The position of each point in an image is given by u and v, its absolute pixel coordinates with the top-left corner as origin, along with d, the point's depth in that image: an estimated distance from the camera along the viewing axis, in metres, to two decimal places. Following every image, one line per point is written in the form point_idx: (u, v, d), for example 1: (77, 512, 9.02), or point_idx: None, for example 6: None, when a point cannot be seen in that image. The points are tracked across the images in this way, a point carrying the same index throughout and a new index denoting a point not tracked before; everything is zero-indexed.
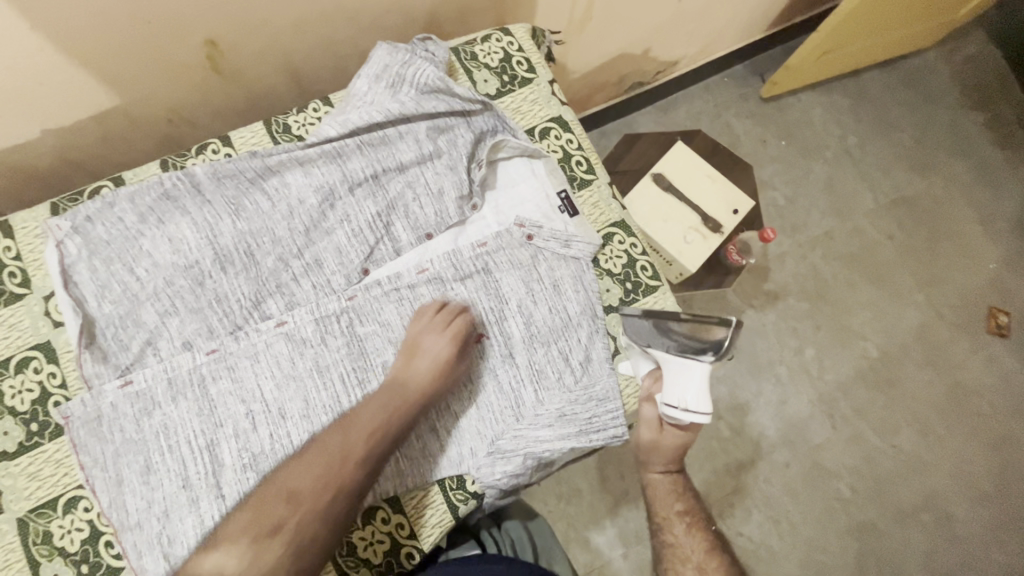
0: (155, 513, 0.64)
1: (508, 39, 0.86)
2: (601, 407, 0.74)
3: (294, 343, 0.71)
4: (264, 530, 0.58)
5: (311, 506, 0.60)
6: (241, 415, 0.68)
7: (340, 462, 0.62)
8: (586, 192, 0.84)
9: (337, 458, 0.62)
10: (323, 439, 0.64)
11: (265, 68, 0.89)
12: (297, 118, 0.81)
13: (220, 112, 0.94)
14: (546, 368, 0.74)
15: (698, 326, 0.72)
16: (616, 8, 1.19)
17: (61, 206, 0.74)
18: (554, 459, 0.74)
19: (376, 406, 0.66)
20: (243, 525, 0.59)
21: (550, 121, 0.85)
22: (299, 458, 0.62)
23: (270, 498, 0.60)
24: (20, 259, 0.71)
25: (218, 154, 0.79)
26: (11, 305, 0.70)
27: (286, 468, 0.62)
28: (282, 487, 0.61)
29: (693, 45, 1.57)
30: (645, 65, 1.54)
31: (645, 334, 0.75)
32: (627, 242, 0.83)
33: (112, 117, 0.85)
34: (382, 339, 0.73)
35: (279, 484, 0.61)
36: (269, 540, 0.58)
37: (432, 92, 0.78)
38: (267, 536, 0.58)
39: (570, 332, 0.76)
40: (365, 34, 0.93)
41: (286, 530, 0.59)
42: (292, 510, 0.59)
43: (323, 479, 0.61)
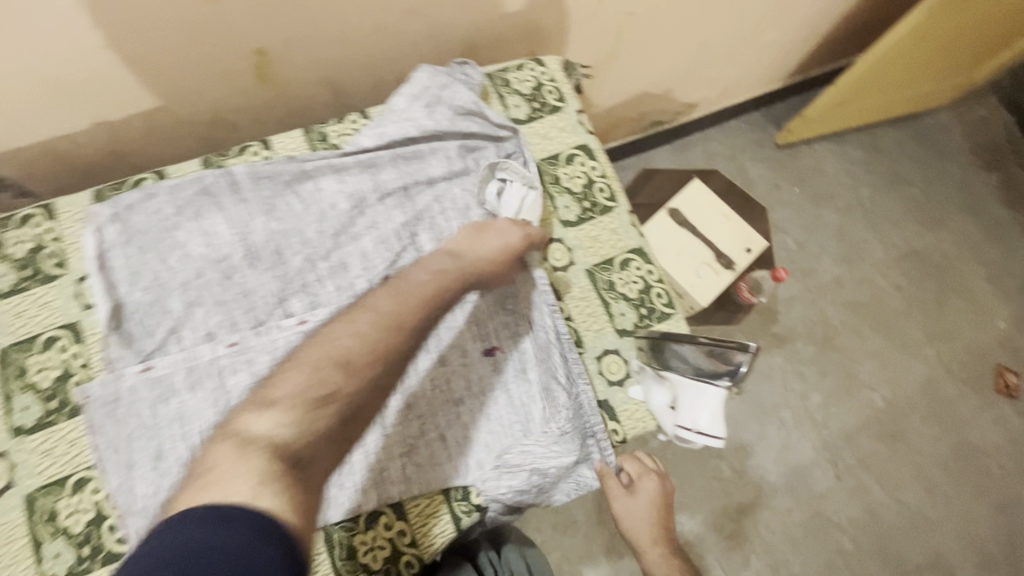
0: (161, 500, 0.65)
1: (540, 69, 0.89)
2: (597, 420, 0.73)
3: None
4: (325, 395, 0.53)
5: (354, 381, 0.55)
6: None
7: (386, 336, 0.59)
8: (606, 218, 0.83)
9: (377, 328, 0.59)
10: (370, 306, 0.61)
11: (307, 79, 0.94)
12: (335, 128, 0.85)
13: (259, 119, 0.98)
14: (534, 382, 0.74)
15: (716, 351, 0.79)
16: (641, 47, 1.24)
17: (103, 193, 0.77)
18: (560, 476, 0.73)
19: (434, 276, 0.67)
20: (298, 383, 0.53)
21: (575, 148, 0.85)
22: (351, 326, 0.59)
23: (325, 363, 0.55)
24: (59, 241, 0.74)
25: (257, 155, 0.82)
26: (46, 285, 0.72)
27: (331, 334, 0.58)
28: (326, 351, 0.57)
29: (711, 88, 1.63)
30: (665, 105, 1.59)
31: (665, 356, 0.77)
32: (644, 269, 0.81)
33: (158, 115, 0.89)
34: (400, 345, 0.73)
35: (334, 341, 0.58)
36: (318, 412, 0.52)
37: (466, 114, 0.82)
38: (315, 410, 0.52)
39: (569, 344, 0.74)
40: (403, 54, 0.97)
41: (339, 399, 0.54)
42: (346, 380, 0.55)
43: (374, 351, 0.58)
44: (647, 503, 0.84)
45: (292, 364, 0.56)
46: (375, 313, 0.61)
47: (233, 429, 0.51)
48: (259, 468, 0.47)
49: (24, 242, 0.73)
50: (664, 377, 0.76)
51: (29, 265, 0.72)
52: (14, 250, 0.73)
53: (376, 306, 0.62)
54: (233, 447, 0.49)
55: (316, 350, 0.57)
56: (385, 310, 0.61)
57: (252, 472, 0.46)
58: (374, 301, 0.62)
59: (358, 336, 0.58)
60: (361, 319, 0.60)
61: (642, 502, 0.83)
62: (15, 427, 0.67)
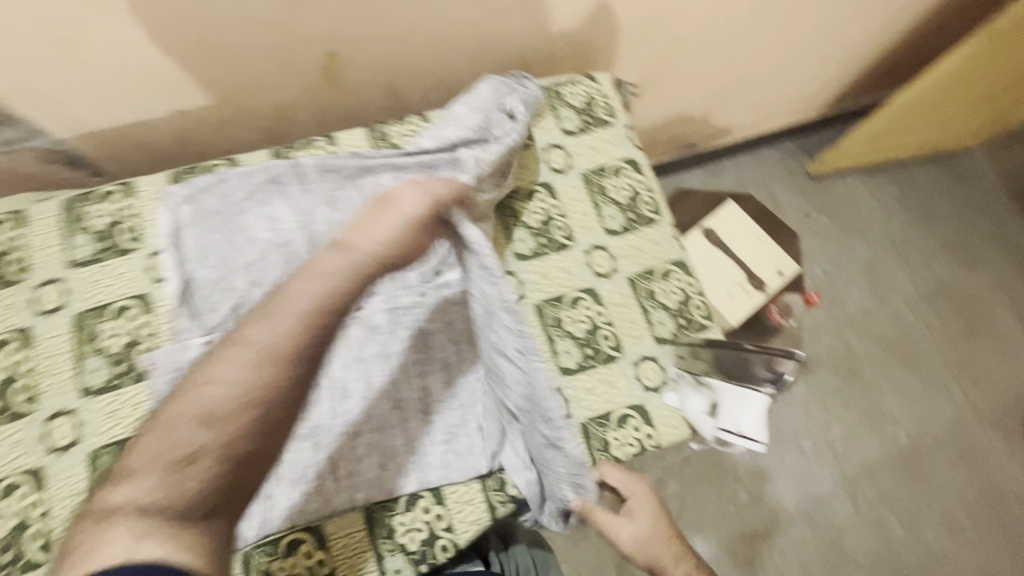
0: None
1: (593, 85, 0.92)
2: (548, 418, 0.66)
3: (365, 329, 0.73)
4: (189, 456, 0.52)
5: (229, 428, 0.53)
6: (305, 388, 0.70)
7: (269, 386, 0.54)
8: (650, 229, 0.85)
9: (252, 369, 0.54)
10: (249, 338, 0.56)
11: (368, 81, 0.99)
12: (397, 129, 0.90)
13: (319, 116, 1.03)
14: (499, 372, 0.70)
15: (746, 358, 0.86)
16: (685, 69, 1.28)
17: (179, 176, 0.82)
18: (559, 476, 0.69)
19: (323, 283, 0.59)
20: (156, 445, 0.53)
21: (622, 161, 0.88)
22: (214, 374, 0.54)
23: (199, 410, 0.53)
24: (136, 217, 0.79)
25: (322, 149, 0.87)
26: (121, 257, 0.77)
27: (212, 371, 0.55)
28: (196, 398, 0.54)
29: (747, 115, 1.66)
30: (701, 128, 1.62)
31: (696, 364, 0.82)
32: (685, 281, 0.83)
33: (229, 107, 0.94)
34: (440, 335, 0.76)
35: (215, 383, 0.54)
36: (189, 465, 0.52)
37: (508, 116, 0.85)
38: (183, 467, 0.52)
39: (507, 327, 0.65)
40: (459, 63, 1.02)
41: (203, 455, 0.52)
42: (213, 433, 0.53)
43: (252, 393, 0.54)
44: (648, 515, 0.74)
45: (171, 404, 0.55)
46: (253, 350, 0.55)
47: (103, 499, 0.51)
48: (133, 531, 0.48)
49: (104, 216, 0.78)
50: (700, 384, 0.81)
51: (107, 238, 0.77)
52: (94, 223, 0.78)
53: (253, 342, 0.55)
54: (106, 520, 0.49)
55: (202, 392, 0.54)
56: (252, 357, 0.54)
57: (130, 529, 0.48)
58: (250, 336, 0.55)
59: (221, 385, 0.54)
60: (240, 355, 0.55)
61: (643, 521, 0.73)
62: (85, 388, 0.72)
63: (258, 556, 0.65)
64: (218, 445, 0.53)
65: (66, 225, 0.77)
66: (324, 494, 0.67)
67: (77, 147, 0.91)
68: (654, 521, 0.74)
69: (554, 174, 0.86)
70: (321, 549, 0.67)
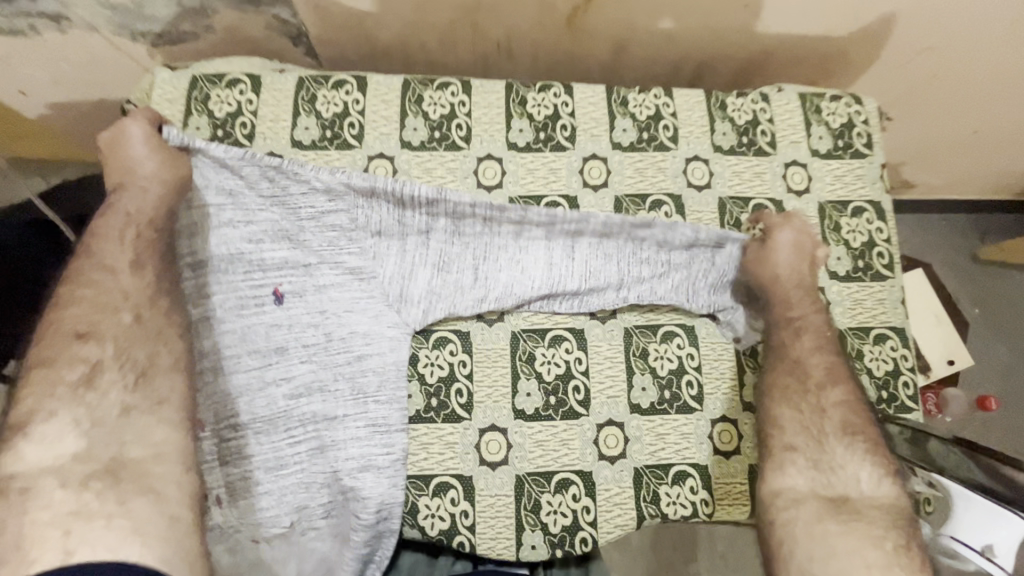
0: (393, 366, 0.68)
1: (857, 107, 0.82)
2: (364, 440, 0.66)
3: (328, 414, 0.66)
4: (82, 278, 0.62)
5: (126, 331, 0.61)
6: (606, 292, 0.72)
7: (126, 220, 0.65)
8: (877, 285, 0.76)
9: (146, 126, 0.67)
10: (103, 251, 0.64)
11: (604, 35, 0.90)
12: (638, 97, 0.79)
13: (536, 57, 0.94)
14: (221, 282, 0.68)
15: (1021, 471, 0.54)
16: (939, 108, 1.09)
17: (412, 84, 0.77)
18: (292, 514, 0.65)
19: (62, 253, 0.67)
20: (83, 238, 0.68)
21: (867, 202, 0.79)
22: (117, 201, 0.66)
23: (56, 362, 0.58)
24: (362, 114, 0.76)
25: (557, 97, 0.78)
26: (341, 151, 0.74)
27: (115, 145, 0.67)
28: (75, 331, 0.59)
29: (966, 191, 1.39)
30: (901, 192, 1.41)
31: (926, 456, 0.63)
32: (899, 351, 0.74)
33: (463, 26, 0.87)
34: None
35: (94, 279, 0.62)
36: (89, 388, 0.57)
37: None
38: (85, 387, 0.57)
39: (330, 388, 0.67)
40: (702, 45, 0.92)
41: (108, 367, 0.59)
42: (113, 317, 0.61)
43: (137, 203, 0.66)
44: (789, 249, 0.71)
45: (91, 241, 0.64)
46: (139, 140, 0.66)
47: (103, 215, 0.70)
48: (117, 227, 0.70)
49: (334, 104, 0.76)
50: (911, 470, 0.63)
51: (332, 127, 0.75)
52: (325, 108, 0.75)
53: (128, 141, 0.67)
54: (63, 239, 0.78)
55: (42, 426, 0.55)
56: (145, 131, 0.67)
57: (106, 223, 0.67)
58: (32, 437, 0.54)
59: (87, 301, 0.61)
60: (131, 122, 0.67)
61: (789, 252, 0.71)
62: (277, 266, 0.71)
63: (408, 489, 0.66)
64: (118, 354, 0.60)
65: (298, 103, 0.75)
66: (468, 445, 0.68)
67: (305, 24, 0.87)
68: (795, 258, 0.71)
69: (788, 194, 0.78)
70: (467, 500, 0.66)
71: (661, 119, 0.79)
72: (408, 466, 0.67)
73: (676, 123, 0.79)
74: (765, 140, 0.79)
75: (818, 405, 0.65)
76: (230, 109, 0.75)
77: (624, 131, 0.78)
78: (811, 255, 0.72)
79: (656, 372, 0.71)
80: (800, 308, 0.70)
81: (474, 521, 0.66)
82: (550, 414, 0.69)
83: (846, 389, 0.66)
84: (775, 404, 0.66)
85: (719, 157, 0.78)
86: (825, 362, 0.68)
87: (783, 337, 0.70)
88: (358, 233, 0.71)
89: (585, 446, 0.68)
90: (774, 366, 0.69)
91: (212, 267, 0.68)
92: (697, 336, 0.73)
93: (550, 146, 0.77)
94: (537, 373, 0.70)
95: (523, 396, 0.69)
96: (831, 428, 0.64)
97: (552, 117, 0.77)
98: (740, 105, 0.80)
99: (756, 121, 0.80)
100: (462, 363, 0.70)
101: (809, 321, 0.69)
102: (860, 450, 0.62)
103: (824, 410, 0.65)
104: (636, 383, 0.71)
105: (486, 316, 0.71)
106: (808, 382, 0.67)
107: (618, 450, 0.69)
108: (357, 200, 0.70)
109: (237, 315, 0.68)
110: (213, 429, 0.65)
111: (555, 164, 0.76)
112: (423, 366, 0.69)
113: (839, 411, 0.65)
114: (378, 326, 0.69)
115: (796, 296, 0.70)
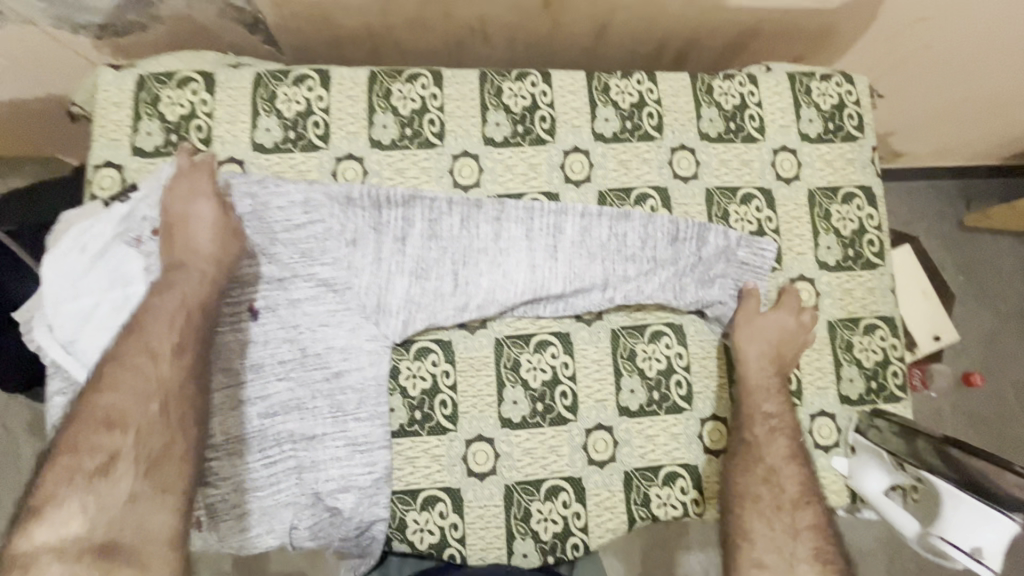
0: (374, 380, 0.66)
1: (848, 87, 0.78)
2: (348, 458, 0.64)
3: (308, 432, 0.64)
4: (125, 357, 0.54)
5: (152, 419, 0.52)
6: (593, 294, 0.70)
7: (181, 301, 0.59)
8: (867, 274, 0.75)
9: (213, 207, 0.63)
10: (148, 331, 0.56)
11: (584, 14, 0.84)
12: (620, 83, 0.75)
13: (513, 39, 0.89)
14: None
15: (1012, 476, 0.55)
16: (932, 80, 1.04)
17: (379, 77, 0.72)
18: (277, 533, 0.63)
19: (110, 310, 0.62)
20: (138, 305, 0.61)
21: (857, 188, 0.76)
22: (172, 282, 0.59)
23: (78, 447, 0.49)
24: (327, 113, 0.71)
25: (534, 87, 0.73)
26: (306, 153, 0.70)
27: (176, 217, 0.62)
28: (101, 417, 0.50)
29: (959, 157, 1.34)
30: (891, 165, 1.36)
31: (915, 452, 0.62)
32: (888, 341, 0.74)
33: (432, 9, 0.81)
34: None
35: (133, 357, 0.54)
36: (103, 476, 0.49)
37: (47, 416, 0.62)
38: (100, 474, 0.48)
39: (310, 405, 0.65)
40: (686, 22, 0.87)
41: (125, 457, 0.50)
42: (143, 404, 0.52)
43: (195, 286, 0.60)
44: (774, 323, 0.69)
45: (140, 317, 0.57)
46: (204, 222, 0.62)
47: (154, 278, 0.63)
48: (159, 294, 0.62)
49: (295, 102, 0.71)
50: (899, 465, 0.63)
51: (296, 127, 0.70)
52: (287, 106, 0.70)
53: (191, 219, 0.62)
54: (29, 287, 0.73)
55: (51, 511, 0.46)
56: (212, 212, 0.63)
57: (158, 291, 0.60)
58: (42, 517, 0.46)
59: (127, 385, 0.53)
60: (199, 198, 0.63)
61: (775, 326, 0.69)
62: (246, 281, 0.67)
63: (395, 504, 0.65)
64: (139, 442, 0.51)
65: (257, 102, 0.70)
66: (454, 457, 0.66)
67: (260, 11, 0.80)
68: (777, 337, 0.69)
69: (777, 182, 0.75)
70: (456, 512, 0.65)
71: (645, 107, 0.75)
72: (395, 481, 0.65)
73: (660, 110, 0.75)
74: (753, 126, 0.76)
75: (791, 522, 0.61)
76: (184, 111, 0.70)
77: (606, 121, 0.74)
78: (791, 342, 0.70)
79: (645, 374, 0.70)
80: (775, 404, 0.67)
81: (464, 533, 0.65)
82: (538, 421, 0.68)
83: (813, 511, 0.62)
84: (743, 515, 0.62)
85: (705, 145, 0.75)
86: (798, 474, 0.64)
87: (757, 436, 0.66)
88: (329, 242, 0.67)
89: (574, 452, 0.67)
90: (745, 468, 0.64)
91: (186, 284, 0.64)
92: (686, 334, 0.71)
93: (529, 140, 0.73)
94: (523, 381, 0.68)
95: (510, 405, 0.68)
96: (801, 552, 0.59)
97: (530, 109, 0.73)
98: (727, 89, 0.76)
99: (744, 105, 0.76)
100: (446, 373, 0.68)
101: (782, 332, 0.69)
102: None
103: (797, 532, 0.60)
104: (624, 385, 0.69)
105: (469, 323, 0.69)
106: (781, 496, 0.62)
107: (607, 454, 0.68)
108: (331, 208, 0.67)
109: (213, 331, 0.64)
110: None
111: (535, 160, 0.72)
112: (406, 378, 0.67)
113: (811, 534, 0.60)
114: (353, 339, 0.66)
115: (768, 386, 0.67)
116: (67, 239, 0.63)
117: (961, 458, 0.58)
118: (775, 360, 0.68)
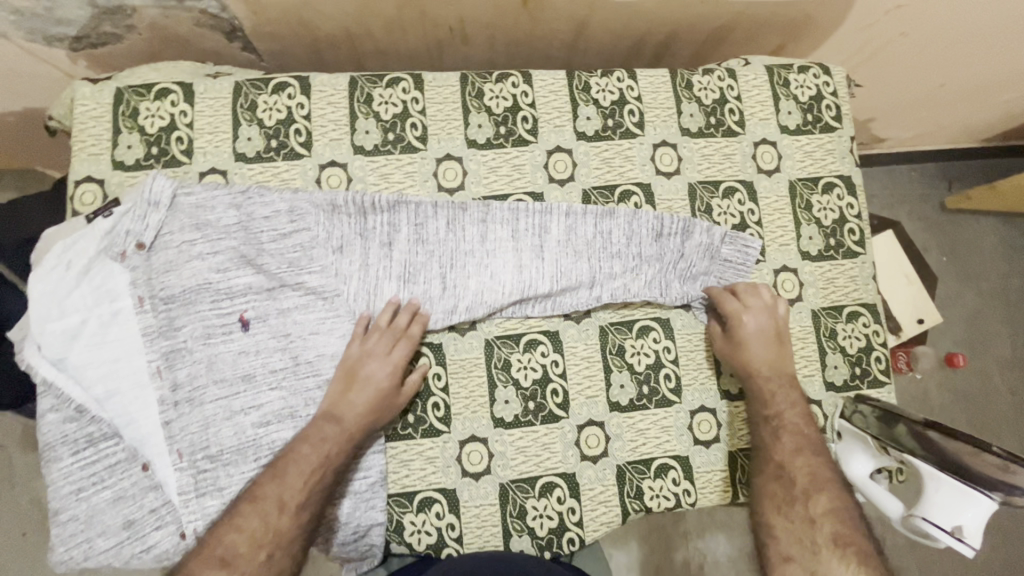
0: None
1: (825, 78, 0.79)
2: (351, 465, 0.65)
3: None
4: (260, 499, 0.58)
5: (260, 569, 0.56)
6: (580, 292, 0.70)
7: (328, 460, 0.61)
8: (849, 263, 0.76)
9: (392, 379, 0.65)
10: (284, 479, 0.59)
11: (562, 14, 0.85)
12: (600, 81, 0.75)
13: (492, 39, 0.89)
14: (189, 312, 0.64)
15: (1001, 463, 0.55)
16: (910, 68, 1.05)
17: (360, 83, 0.72)
18: None
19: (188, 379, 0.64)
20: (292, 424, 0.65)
21: (837, 178, 0.77)
22: (326, 436, 0.61)
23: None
24: (309, 120, 0.71)
25: (515, 88, 0.74)
26: (289, 162, 0.70)
27: (353, 372, 0.64)
28: (220, 552, 0.56)
29: (940, 140, 1.36)
30: (872, 150, 1.38)
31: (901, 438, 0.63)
32: (871, 327, 0.75)
33: (409, 12, 0.81)
34: (101, 375, 0.62)
35: (263, 502, 0.58)
36: None
37: (51, 443, 0.62)
38: None
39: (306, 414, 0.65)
40: (664, 18, 0.88)
41: None
42: (254, 552, 0.56)
43: (341, 445, 0.62)
44: (759, 323, 0.69)
45: (290, 458, 0.60)
46: (373, 387, 0.63)
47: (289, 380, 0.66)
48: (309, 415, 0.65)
49: (277, 111, 0.70)
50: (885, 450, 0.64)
51: (277, 136, 0.70)
52: (267, 115, 0.70)
53: (366, 382, 0.63)
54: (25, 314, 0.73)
55: None
56: (386, 382, 0.64)
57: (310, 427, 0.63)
58: None
59: (248, 530, 0.57)
60: (379, 359, 0.64)
61: (761, 326, 0.69)
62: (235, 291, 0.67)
63: (391, 506, 0.66)
64: None
65: (237, 111, 0.70)
66: (448, 459, 0.67)
67: (237, 18, 0.79)
68: (763, 337, 0.69)
69: (759, 174, 0.76)
70: (452, 513, 0.66)
71: (626, 104, 0.75)
72: (391, 484, 0.66)
73: (641, 107, 0.75)
74: (733, 120, 0.77)
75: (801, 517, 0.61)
76: (164, 123, 0.69)
77: (588, 120, 0.74)
78: (777, 339, 0.69)
79: (634, 369, 0.71)
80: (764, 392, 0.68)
81: (461, 532, 0.66)
82: (530, 420, 0.68)
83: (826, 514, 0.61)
84: None
85: (686, 140, 0.76)
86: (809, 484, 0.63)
87: (762, 440, 0.66)
88: (316, 249, 0.67)
89: (567, 449, 0.68)
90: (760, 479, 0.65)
91: (177, 300, 0.64)
92: (673, 329, 0.72)
93: (511, 141, 0.73)
94: (514, 380, 0.69)
95: (502, 405, 0.68)
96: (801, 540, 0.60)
97: (512, 109, 0.73)
98: (707, 84, 0.77)
99: (723, 100, 0.77)
100: (437, 376, 0.68)
101: (768, 343, 0.69)
102: (852, 562, 0.56)
103: (813, 520, 0.60)
104: (614, 380, 0.70)
105: (458, 326, 0.69)
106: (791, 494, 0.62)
107: (600, 449, 0.69)
108: (317, 216, 0.67)
109: (204, 344, 0.64)
110: (186, 465, 0.63)
111: (518, 161, 0.73)
112: None
113: (828, 520, 0.59)
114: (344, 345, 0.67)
115: (762, 372, 0.68)
116: (52, 255, 0.63)
117: (938, 442, 0.59)
118: (773, 358, 0.69)
